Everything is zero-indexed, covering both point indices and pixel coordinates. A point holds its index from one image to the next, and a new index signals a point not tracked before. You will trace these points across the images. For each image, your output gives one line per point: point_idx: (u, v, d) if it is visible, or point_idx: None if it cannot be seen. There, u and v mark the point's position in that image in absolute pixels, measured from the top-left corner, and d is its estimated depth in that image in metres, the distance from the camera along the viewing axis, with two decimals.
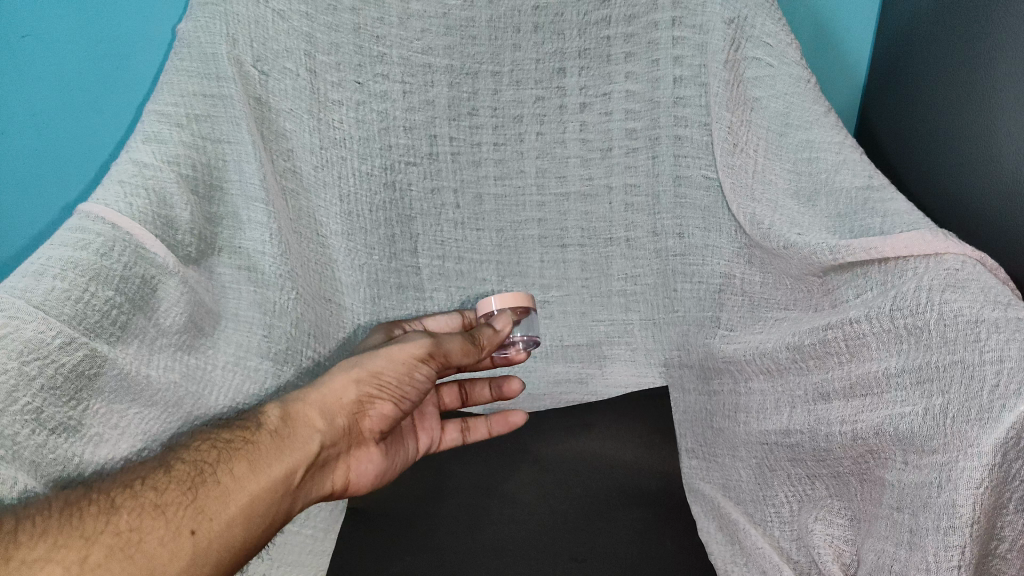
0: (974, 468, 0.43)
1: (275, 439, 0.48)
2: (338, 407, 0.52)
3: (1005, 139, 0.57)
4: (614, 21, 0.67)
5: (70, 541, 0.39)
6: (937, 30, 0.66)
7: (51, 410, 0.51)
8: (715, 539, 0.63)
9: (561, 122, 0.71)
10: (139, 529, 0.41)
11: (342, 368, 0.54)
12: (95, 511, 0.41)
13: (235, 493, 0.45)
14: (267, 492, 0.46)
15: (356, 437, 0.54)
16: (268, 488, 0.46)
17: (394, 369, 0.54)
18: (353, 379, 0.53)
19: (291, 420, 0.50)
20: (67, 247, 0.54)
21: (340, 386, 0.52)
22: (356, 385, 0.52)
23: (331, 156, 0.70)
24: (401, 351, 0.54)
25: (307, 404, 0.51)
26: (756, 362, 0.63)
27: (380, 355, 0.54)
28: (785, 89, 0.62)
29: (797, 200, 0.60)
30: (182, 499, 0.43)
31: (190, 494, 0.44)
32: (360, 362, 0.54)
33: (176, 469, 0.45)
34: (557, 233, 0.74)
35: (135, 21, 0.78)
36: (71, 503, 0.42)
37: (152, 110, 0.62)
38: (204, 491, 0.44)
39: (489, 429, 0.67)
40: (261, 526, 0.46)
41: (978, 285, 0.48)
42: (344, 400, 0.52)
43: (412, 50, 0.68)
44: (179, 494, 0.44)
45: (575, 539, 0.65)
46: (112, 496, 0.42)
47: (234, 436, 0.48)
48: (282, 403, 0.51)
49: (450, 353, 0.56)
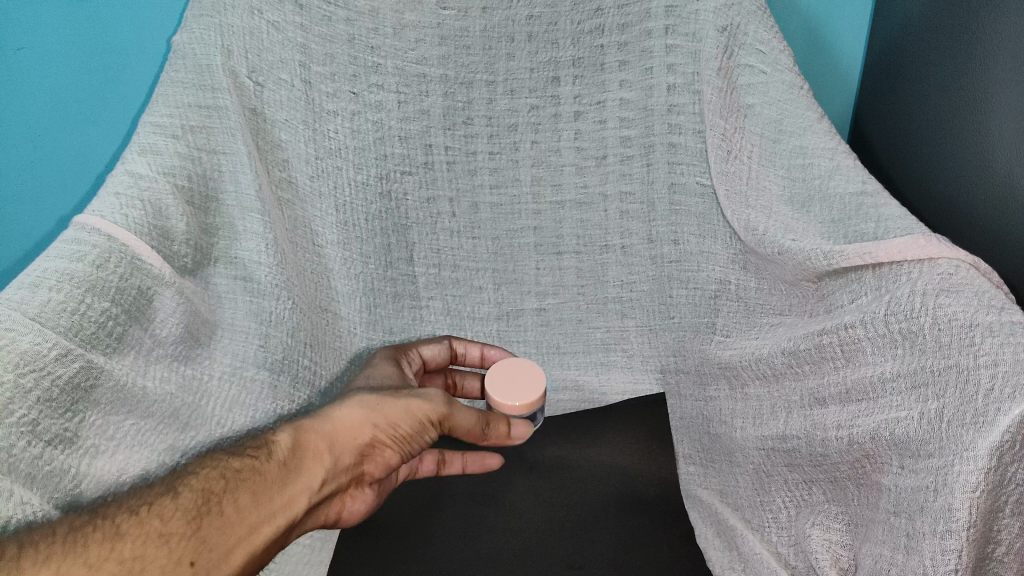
0: (969, 472, 0.43)
1: (282, 471, 0.48)
2: (348, 448, 0.52)
3: (998, 144, 0.58)
4: (608, 30, 0.67)
5: (74, 569, 0.38)
6: (928, 36, 0.67)
7: (46, 423, 0.50)
8: (712, 545, 0.61)
9: (556, 131, 0.71)
10: (142, 558, 0.41)
11: (358, 406, 0.53)
12: (99, 538, 0.41)
13: (238, 525, 0.45)
14: (267, 525, 0.46)
15: (356, 475, 0.54)
16: (269, 522, 0.46)
17: (409, 424, 0.54)
18: (370, 424, 0.52)
19: (300, 453, 0.49)
20: (62, 259, 0.54)
21: (355, 427, 0.52)
22: (370, 430, 0.52)
23: (326, 166, 0.70)
24: (419, 408, 0.54)
25: (317, 436, 0.51)
26: (753, 367, 0.64)
27: (398, 404, 0.53)
28: (778, 96, 0.62)
29: (792, 205, 0.61)
30: (186, 528, 0.43)
31: (194, 524, 0.43)
32: (378, 406, 0.53)
33: (182, 497, 0.44)
34: (552, 241, 0.75)
35: (128, 34, 0.77)
36: (75, 528, 0.41)
37: (147, 121, 0.63)
38: (207, 522, 0.44)
39: (462, 467, 0.67)
40: (256, 559, 0.46)
41: (972, 290, 0.48)
42: (356, 441, 0.52)
43: (407, 60, 0.69)
44: (183, 522, 0.43)
45: (571, 548, 0.64)
46: (117, 522, 0.42)
47: (241, 463, 0.48)
48: (291, 429, 0.51)
49: (460, 424, 0.56)
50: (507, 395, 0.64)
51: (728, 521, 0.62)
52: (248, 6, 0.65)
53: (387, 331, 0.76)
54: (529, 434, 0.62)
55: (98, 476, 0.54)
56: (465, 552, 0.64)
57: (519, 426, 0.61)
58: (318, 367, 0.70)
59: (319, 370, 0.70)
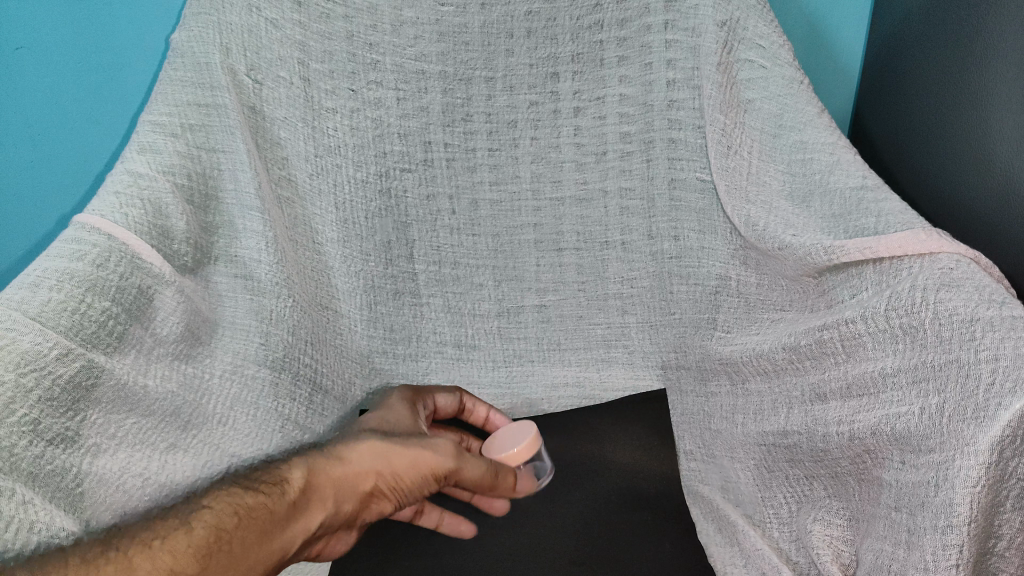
0: (970, 467, 0.43)
1: (290, 512, 0.48)
2: (353, 493, 0.52)
3: (997, 139, 0.58)
4: (607, 25, 0.67)
5: None
6: (928, 31, 0.67)
7: (48, 421, 0.50)
8: (715, 541, 0.62)
9: (555, 127, 0.71)
10: None
11: (370, 448, 0.54)
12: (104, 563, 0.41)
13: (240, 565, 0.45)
14: (266, 564, 0.47)
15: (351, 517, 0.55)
16: (268, 561, 0.47)
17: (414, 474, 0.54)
18: (376, 470, 0.53)
19: (308, 493, 0.50)
20: (62, 258, 0.54)
21: (363, 471, 0.53)
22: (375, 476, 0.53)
23: (326, 163, 0.70)
24: (429, 460, 0.55)
25: (328, 480, 0.51)
26: (753, 362, 0.64)
27: (408, 454, 0.54)
28: (778, 91, 0.62)
29: (792, 200, 0.60)
30: (193, 567, 0.43)
31: (201, 563, 0.43)
32: (389, 454, 0.54)
33: (194, 533, 0.44)
34: (552, 238, 0.74)
35: (128, 30, 0.77)
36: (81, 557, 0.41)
37: (147, 120, 0.63)
38: (213, 560, 0.44)
39: (439, 520, 0.63)
40: None
41: (972, 284, 0.48)
42: (363, 485, 0.53)
43: (406, 56, 0.69)
44: (191, 560, 0.43)
45: (574, 545, 0.64)
46: (129, 554, 0.42)
47: (256, 499, 0.48)
48: (305, 467, 0.51)
49: (464, 479, 0.56)
50: (518, 450, 0.62)
51: (730, 518, 0.62)
52: (246, 4, 0.65)
53: (387, 329, 0.76)
54: (531, 489, 0.65)
55: (100, 474, 0.53)
56: (467, 553, 0.64)
57: (524, 481, 0.63)
58: (319, 364, 0.70)
59: (320, 368, 0.70)
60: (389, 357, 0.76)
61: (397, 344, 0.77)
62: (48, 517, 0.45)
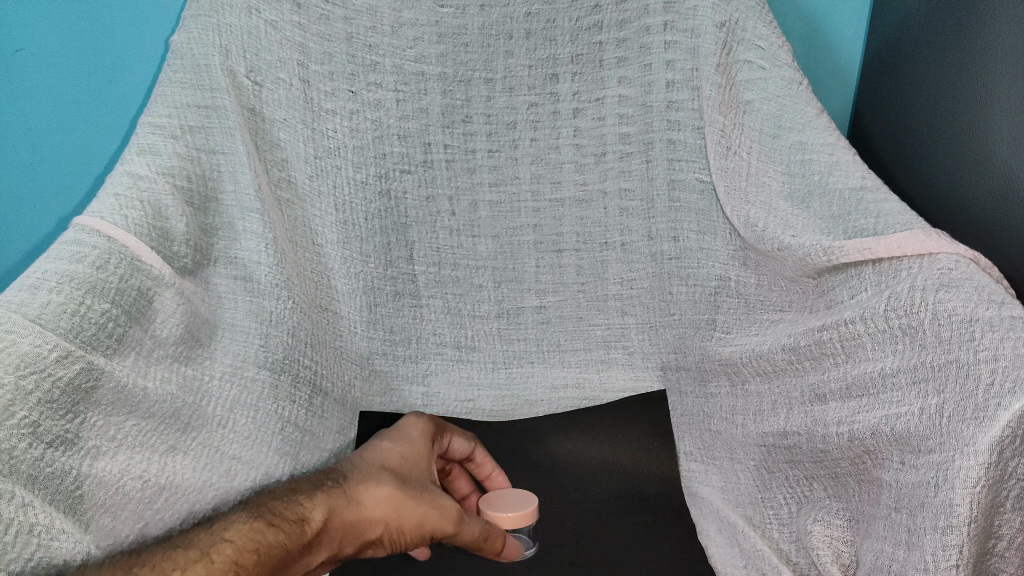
0: (970, 468, 0.43)
1: (294, 552, 0.49)
2: (357, 538, 0.52)
3: (996, 139, 0.58)
4: (606, 27, 0.67)
5: None
6: (927, 31, 0.67)
7: (48, 423, 0.49)
8: (715, 541, 0.61)
9: (555, 128, 0.71)
10: None
11: (383, 499, 0.53)
12: None
13: None
14: None
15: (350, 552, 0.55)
16: None
17: (415, 532, 0.53)
18: (383, 523, 0.52)
19: (314, 535, 0.50)
20: (62, 260, 0.54)
21: (371, 521, 0.52)
22: (381, 528, 0.52)
23: (325, 165, 0.70)
24: (436, 522, 0.53)
25: (339, 522, 0.52)
26: (753, 363, 0.64)
27: (416, 513, 0.53)
28: (777, 92, 0.62)
29: (791, 201, 0.60)
30: None
31: None
32: (400, 511, 0.53)
33: (215, 564, 0.45)
34: (552, 239, 0.74)
35: (128, 32, 0.77)
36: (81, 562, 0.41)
37: (146, 122, 0.63)
38: None
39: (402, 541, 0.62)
40: None
41: (971, 285, 0.48)
42: (371, 534, 0.53)
43: (405, 58, 0.69)
44: None
45: (574, 546, 0.63)
46: None
47: (274, 537, 0.48)
48: (319, 508, 0.51)
49: (459, 541, 0.55)
50: (509, 514, 0.61)
51: (730, 518, 0.62)
52: (246, 6, 0.65)
53: (387, 330, 0.76)
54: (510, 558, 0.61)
55: (99, 476, 0.53)
56: (467, 554, 0.64)
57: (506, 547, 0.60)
58: (319, 365, 0.70)
59: (320, 370, 0.70)
60: (389, 358, 0.77)
61: (397, 345, 0.77)
62: (48, 519, 0.45)
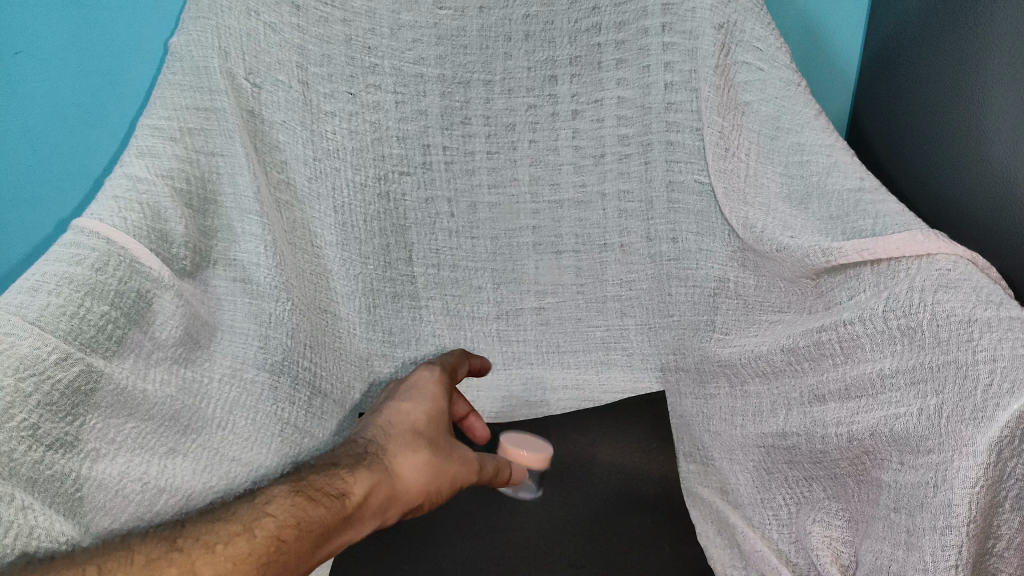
0: (969, 468, 0.43)
1: (339, 529, 0.42)
2: (399, 508, 0.46)
3: (994, 140, 0.58)
4: (605, 29, 0.67)
5: None
6: (925, 32, 0.67)
7: (47, 426, 0.50)
8: (714, 543, 0.62)
9: (554, 130, 0.71)
10: None
11: (422, 462, 0.47)
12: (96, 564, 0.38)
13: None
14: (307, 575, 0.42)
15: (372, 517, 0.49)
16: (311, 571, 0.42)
17: (451, 490, 0.49)
18: (427, 489, 0.47)
19: (361, 509, 0.44)
20: (62, 263, 0.54)
21: (415, 488, 0.46)
22: (425, 494, 0.47)
23: (325, 167, 0.70)
24: (469, 477, 0.50)
25: (382, 493, 0.45)
26: (752, 364, 0.64)
27: (454, 471, 0.48)
28: (775, 93, 0.63)
29: (789, 202, 0.61)
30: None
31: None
32: (441, 472, 0.48)
33: (256, 540, 0.40)
34: (551, 240, 0.74)
35: (127, 34, 0.77)
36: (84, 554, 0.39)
37: (146, 124, 0.63)
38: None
39: None
40: None
41: (970, 285, 0.48)
42: (412, 502, 0.47)
43: (404, 60, 0.69)
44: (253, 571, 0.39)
45: (573, 547, 0.64)
46: (192, 556, 0.38)
47: (315, 512, 0.42)
48: (359, 478, 0.44)
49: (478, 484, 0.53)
50: (527, 454, 0.62)
51: (729, 519, 0.62)
52: (245, 8, 0.65)
53: (386, 332, 0.76)
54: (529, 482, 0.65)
55: (99, 479, 0.53)
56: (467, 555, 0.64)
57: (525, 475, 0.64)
58: (319, 368, 0.71)
59: (319, 372, 0.70)
60: (388, 360, 0.76)
61: (396, 347, 0.76)
62: (47, 521, 0.45)
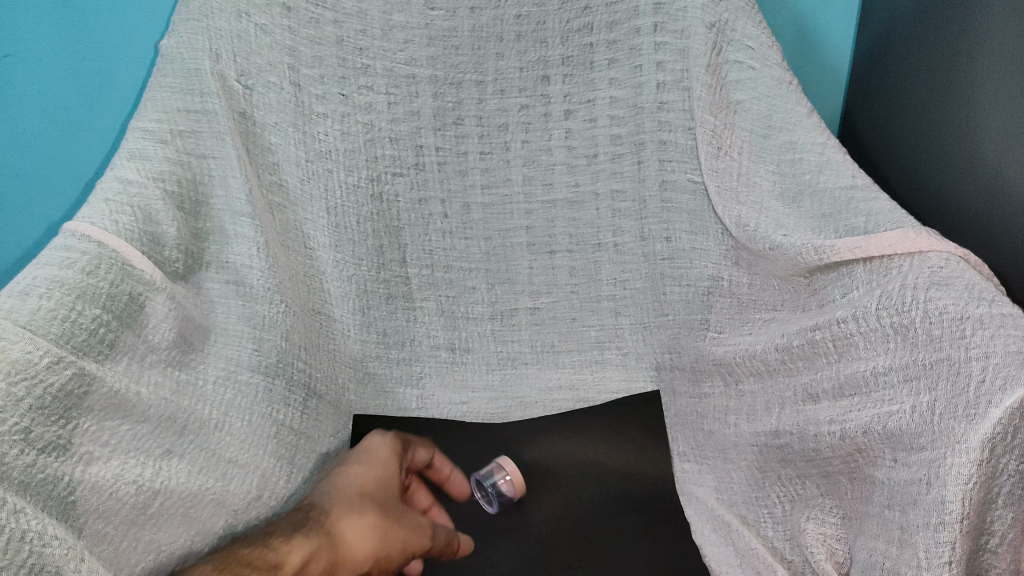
0: (962, 464, 0.43)
1: None
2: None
3: (986, 138, 0.58)
4: (596, 28, 0.67)
5: None
6: (915, 30, 0.67)
7: (40, 430, 0.49)
8: (710, 541, 0.62)
9: (547, 130, 0.71)
10: None
11: (371, 527, 0.58)
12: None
13: None
14: None
15: None
16: None
17: (399, 552, 0.59)
18: (372, 555, 0.57)
19: None
20: (53, 266, 0.54)
21: (360, 554, 0.56)
22: (370, 561, 0.57)
23: (317, 168, 0.70)
24: (414, 537, 0.61)
25: (319, 567, 0.53)
26: (747, 363, 0.64)
27: (402, 532, 0.60)
28: (767, 91, 0.62)
29: (782, 201, 0.61)
30: None
31: None
32: (387, 534, 0.58)
33: None
34: (545, 240, 0.74)
35: (116, 37, 0.77)
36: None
37: (136, 127, 0.63)
38: None
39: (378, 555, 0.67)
40: None
41: (963, 282, 0.48)
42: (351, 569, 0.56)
43: (396, 61, 0.68)
44: None
45: (570, 551, 0.65)
46: None
47: None
48: (292, 555, 0.52)
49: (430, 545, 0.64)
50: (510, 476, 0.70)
51: (724, 517, 0.63)
52: (236, 10, 0.64)
53: (380, 333, 0.76)
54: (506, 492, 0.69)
55: (93, 481, 0.51)
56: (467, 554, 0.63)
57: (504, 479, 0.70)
58: (314, 370, 0.72)
59: (315, 375, 0.72)
60: (383, 361, 0.77)
61: (390, 348, 0.77)
62: (40, 525, 0.44)
